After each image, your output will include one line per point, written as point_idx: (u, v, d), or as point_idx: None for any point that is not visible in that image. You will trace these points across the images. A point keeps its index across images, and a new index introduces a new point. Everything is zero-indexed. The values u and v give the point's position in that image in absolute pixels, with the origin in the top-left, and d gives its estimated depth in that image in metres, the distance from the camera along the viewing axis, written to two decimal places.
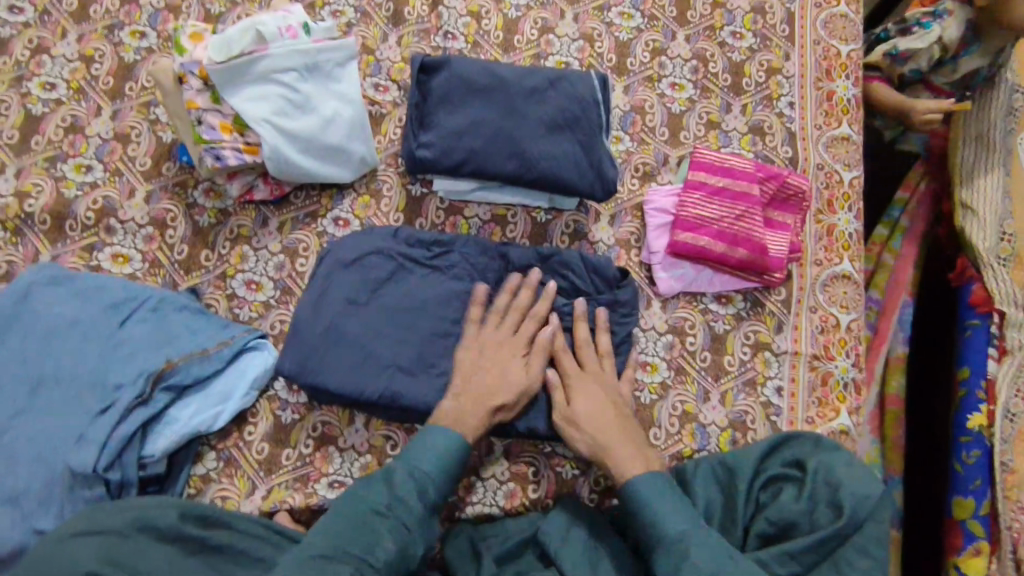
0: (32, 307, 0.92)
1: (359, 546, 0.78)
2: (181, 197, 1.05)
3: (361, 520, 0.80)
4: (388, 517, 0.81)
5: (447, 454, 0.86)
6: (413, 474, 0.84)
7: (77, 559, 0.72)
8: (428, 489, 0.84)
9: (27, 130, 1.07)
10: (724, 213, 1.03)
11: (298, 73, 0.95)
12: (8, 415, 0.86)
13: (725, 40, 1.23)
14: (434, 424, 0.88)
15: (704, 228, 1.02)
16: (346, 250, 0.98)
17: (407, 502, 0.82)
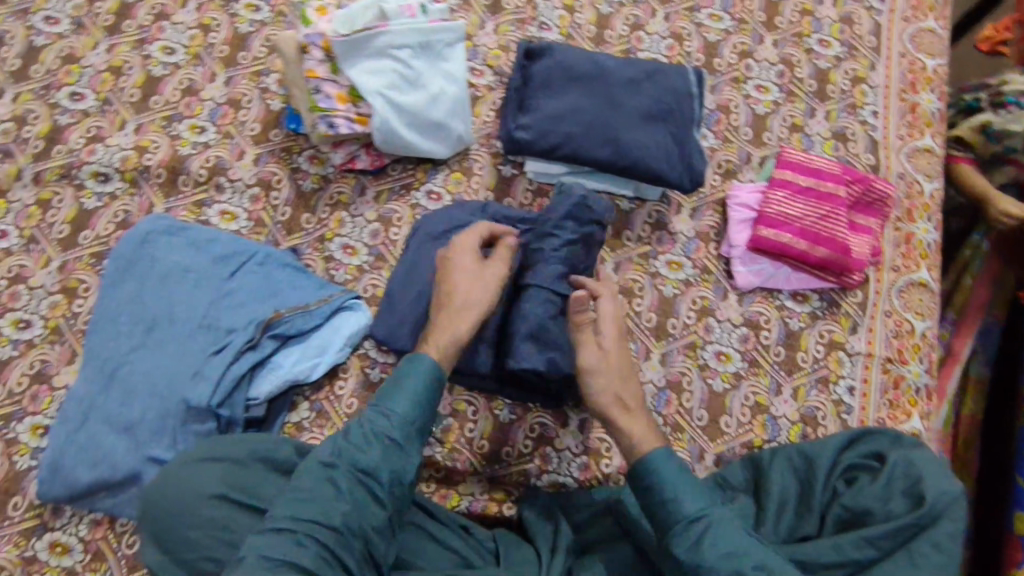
0: (150, 252, 0.99)
1: (319, 503, 0.75)
2: (286, 161, 1.11)
3: (321, 475, 0.77)
4: (344, 468, 0.78)
5: (413, 389, 0.83)
6: (380, 416, 0.81)
7: (205, 485, 0.79)
8: (393, 433, 0.80)
9: (147, 90, 1.14)
10: (807, 212, 1.05)
11: (412, 50, 1.00)
12: (127, 349, 0.92)
13: (812, 48, 1.25)
14: (409, 359, 0.86)
15: (787, 225, 1.05)
16: (435, 224, 1.05)
17: (366, 449, 0.79)
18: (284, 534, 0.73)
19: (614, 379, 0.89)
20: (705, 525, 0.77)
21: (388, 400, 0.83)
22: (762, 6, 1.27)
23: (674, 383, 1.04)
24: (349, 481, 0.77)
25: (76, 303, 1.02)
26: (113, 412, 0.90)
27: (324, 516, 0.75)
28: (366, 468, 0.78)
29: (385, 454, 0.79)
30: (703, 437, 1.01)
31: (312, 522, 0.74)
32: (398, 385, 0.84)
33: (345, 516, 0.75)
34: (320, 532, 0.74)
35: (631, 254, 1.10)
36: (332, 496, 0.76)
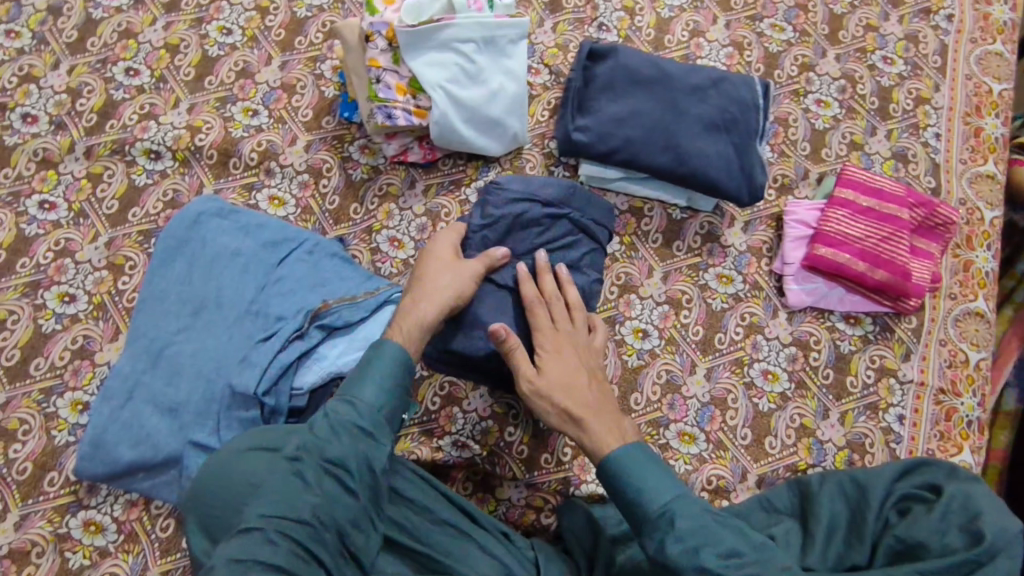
0: (201, 233, 0.98)
1: (287, 500, 0.71)
2: (338, 150, 1.10)
3: (286, 472, 0.73)
4: (311, 461, 0.74)
5: (379, 376, 0.80)
6: (344, 406, 0.77)
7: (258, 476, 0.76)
8: (359, 421, 0.76)
9: (202, 70, 1.14)
10: (867, 232, 1.03)
11: (475, 44, 0.99)
12: (173, 329, 0.92)
13: (876, 64, 1.22)
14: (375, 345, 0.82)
15: (846, 245, 1.02)
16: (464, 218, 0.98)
17: (332, 439, 0.75)
18: (251, 534, 0.68)
19: (567, 371, 0.85)
20: (670, 520, 0.73)
21: (354, 387, 0.79)
22: (826, 19, 1.24)
23: (719, 399, 1.02)
24: (316, 475, 0.73)
25: (122, 280, 1.01)
26: (157, 393, 0.89)
27: (295, 511, 0.70)
28: (334, 458, 0.73)
29: (353, 445, 0.75)
30: (746, 457, 0.99)
31: (283, 519, 0.69)
32: (364, 372, 0.80)
33: (317, 511, 0.71)
34: (289, 530, 0.69)
35: (681, 265, 1.08)
36: (300, 492, 0.71)
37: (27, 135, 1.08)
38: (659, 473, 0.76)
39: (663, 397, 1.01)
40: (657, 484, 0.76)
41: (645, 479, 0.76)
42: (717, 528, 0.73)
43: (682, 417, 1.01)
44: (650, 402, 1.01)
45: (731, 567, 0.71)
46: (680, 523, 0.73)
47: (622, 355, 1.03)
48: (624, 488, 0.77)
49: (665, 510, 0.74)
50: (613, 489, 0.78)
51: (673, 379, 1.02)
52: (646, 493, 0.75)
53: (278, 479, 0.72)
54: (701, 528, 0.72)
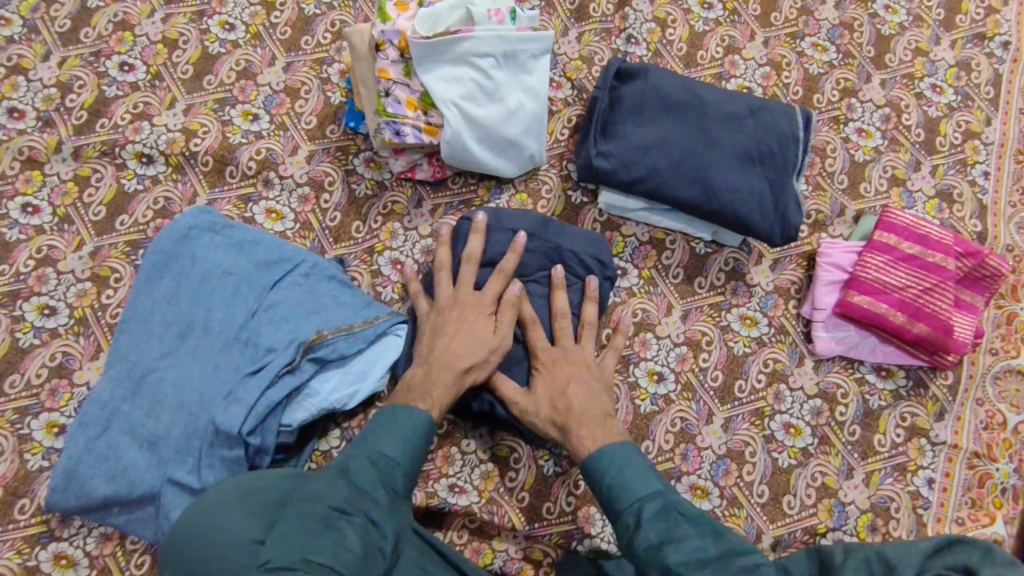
0: (190, 249, 0.92)
1: (323, 550, 0.64)
2: (342, 162, 1.03)
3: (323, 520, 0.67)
4: (354, 518, 0.68)
5: (413, 437, 0.77)
6: (376, 461, 0.74)
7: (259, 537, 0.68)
8: (399, 483, 0.74)
9: (201, 68, 1.06)
10: (907, 282, 0.95)
11: (494, 59, 0.91)
12: (157, 355, 0.86)
13: (924, 92, 1.13)
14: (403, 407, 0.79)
15: (884, 295, 0.95)
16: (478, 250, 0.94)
17: (373, 494, 0.71)
18: None
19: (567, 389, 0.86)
20: (638, 515, 0.73)
21: (388, 443, 0.76)
22: (872, 39, 1.15)
23: (735, 452, 0.95)
24: (356, 531, 0.68)
25: (106, 294, 0.95)
26: (136, 424, 0.84)
27: (329, 561, 0.64)
28: (376, 515, 0.70)
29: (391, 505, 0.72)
30: (762, 516, 0.93)
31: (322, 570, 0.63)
32: (394, 424, 0.77)
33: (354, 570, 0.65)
34: None
35: (702, 304, 1.01)
36: (338, 544, 0.65)
37: (12, 132, 1.02)
38: (638, 471, 0.76)
39: (676, 447, 0.95)
40: (633, 480, 0.75)
41: (623, 475, 0.76)
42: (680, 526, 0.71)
43: (695, 469, 0.94)
44: (662, 451, 0.95)
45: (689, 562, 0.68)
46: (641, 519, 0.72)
47: (634, 399, 0.96)
48: (601, 486, 0.77)
49: (635, 505, 0.74)
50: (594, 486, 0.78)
51: (688, 427, 0.96)
52: (619, 490, 0.75)
53: (315, 527, 0.66)
54: (662, 526, 0.71)
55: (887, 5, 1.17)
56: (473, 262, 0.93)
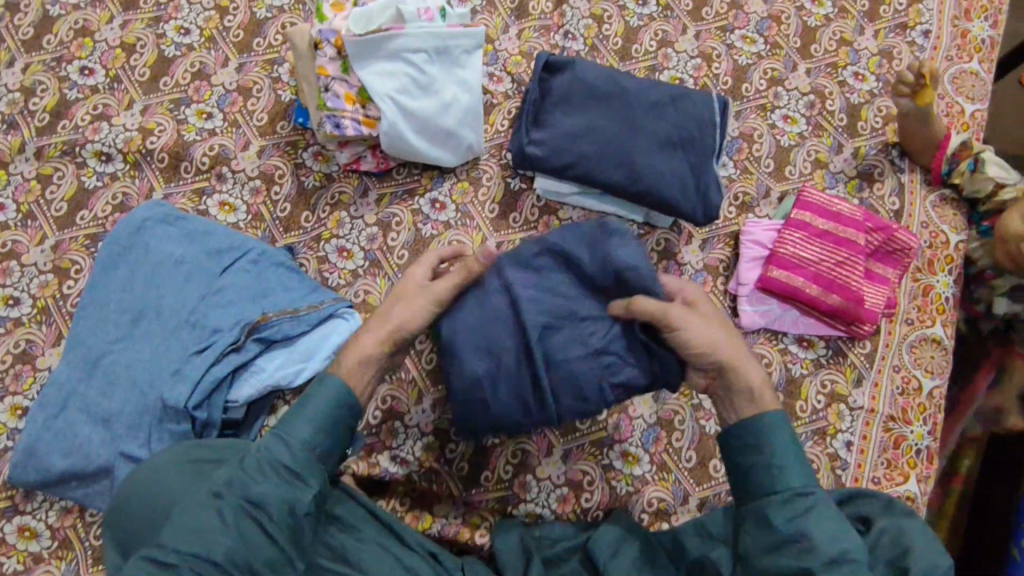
0: (145, 239, 0.98)
1: (197, 536, 0.67)
2: (291, 156, 1.08)
3: (199, 513, 0.69)
4: (231, 500, 0.69)
5: (322, 415, 0.75)
6: (275, 444, 0.73)
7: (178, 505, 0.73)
8: (286, 458, 0.72)
9: (157, 70, 1.12)
10: (822, 256, 1.02)
11: (427, 55, 0.96)
12: (112, 338, 0.92)
13: (846, 80, 1.19)
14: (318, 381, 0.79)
15: (801, 269, 1.01)
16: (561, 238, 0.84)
17: (257, 478, 0.70)
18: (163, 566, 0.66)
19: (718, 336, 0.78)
20: (811, 502, 0.70)
21: (291, 424, 0.75)
22: (798, 31, 1.21)
23: (666, 420, 1.00)
24: (229, 527, 0.68)
25: (67, 284, 1.01)
26: (91, 402, 0.89)
27: (202, 550, 0.67)
28: (257, 499, 0.69)
29: (277, 488, 0.71)
30: (689, 480, 0.98)
31: (191, 559, 0.66)
32: (303, 406, 0.76)
33: (228, 553, 0.67)
34: (200, 566, 0.66)
35: None
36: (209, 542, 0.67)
37: None
38: (798, 457, 0.73)
39: (610, 417, 1.00)
40: (794, 481, 0.71)
41: (785, 458, 0.72)
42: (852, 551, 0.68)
43: (627, 437, 0.99)
44: (596, 420, 0.99)
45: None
46: (814, 535, 0.68)
47: None
48: (767, 464, 0.72)
49: (808, 493, 0.70)
50: (745, 465, 0.74)
51: None
52: (786, 494, 0.70)
53: (193, 518, 0.68)
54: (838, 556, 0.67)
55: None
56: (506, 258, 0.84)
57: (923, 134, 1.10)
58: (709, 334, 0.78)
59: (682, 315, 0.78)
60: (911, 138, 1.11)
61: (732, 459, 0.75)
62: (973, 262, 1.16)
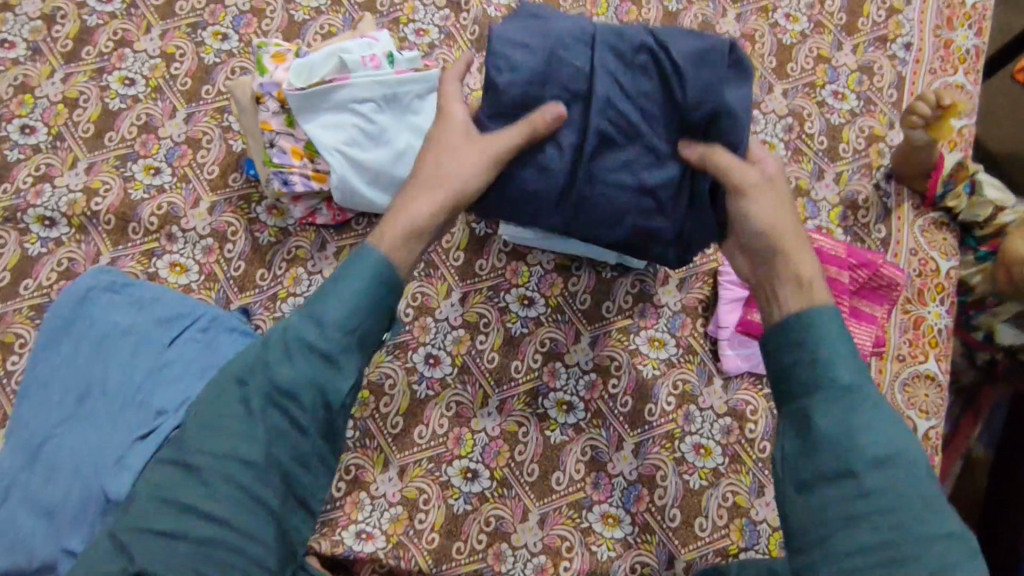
0: (89, 310, 0.92)
1: (222, 438, 0.70)
2: (244, 211, 1.03)
3: (234, 383, 0.73)
4: (258, 387, 0.71)
5: (358, 288, 0.73)
6: (308, 324, 0.72)
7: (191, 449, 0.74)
8: (322, 346, 0.71)
9: (101, 126, 1.07)
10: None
11: (375, 103, 0.90)
12: (53, 421, 0.86)
13: (826, 99, 1.13)
14: (358, 251, 0.75)
15: None
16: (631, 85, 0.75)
17: (286, 364, 0.71)
18: (179, 474, 0.70)
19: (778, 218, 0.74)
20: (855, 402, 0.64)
21: (325, 298, 0.73)
22: (773, 49, 1.15)
23: (646, 477, 0.96)
24: (282, 345, 0.72)
25: (11, 360, 0.96)
26: (31, 493, 0.83)
27: (225, 453, 0.70)
28: (284, 387, 0.70)
29: (340, 296, 0.72)
30: (674, 541, 0.93)
31: (209, 457, 0.70)
32: (342, 276, 0.74)
33: (248, 454, 0.70)
34: (222, 463, 0.69)
35: (610, 328, 1.01)
36: (274, 355, 0.72)
37: None
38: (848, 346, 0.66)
39: (587, 476, 0.96)
40: (845, 376, 0.65)
41: (837, 347, 0.66)
42: (902, 460, 0.62)
43: (606, 497, 0.95)
44: (573, 481, 0.96)
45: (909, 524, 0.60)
46: (862, 441, 0.62)
47: (544, 431, 0.98)
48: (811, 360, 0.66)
49: (852, 389, 0.64)
50: (788, 365, 0.67)
51: (598, 456, 0.97)
52: (834, 402, 0.64)
53: (220, 415, 0.72)
54: (883, 464, 0.62)
55: (788, 14, 1.17)
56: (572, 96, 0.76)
57: (920, 162, 1.03)
58: (772, 220, 0.74)
59: (755, 186, 0.74)
60: (905, 165, 1.05)
61: (774, 359, 0.69)
62: (970, 288, 1.14)
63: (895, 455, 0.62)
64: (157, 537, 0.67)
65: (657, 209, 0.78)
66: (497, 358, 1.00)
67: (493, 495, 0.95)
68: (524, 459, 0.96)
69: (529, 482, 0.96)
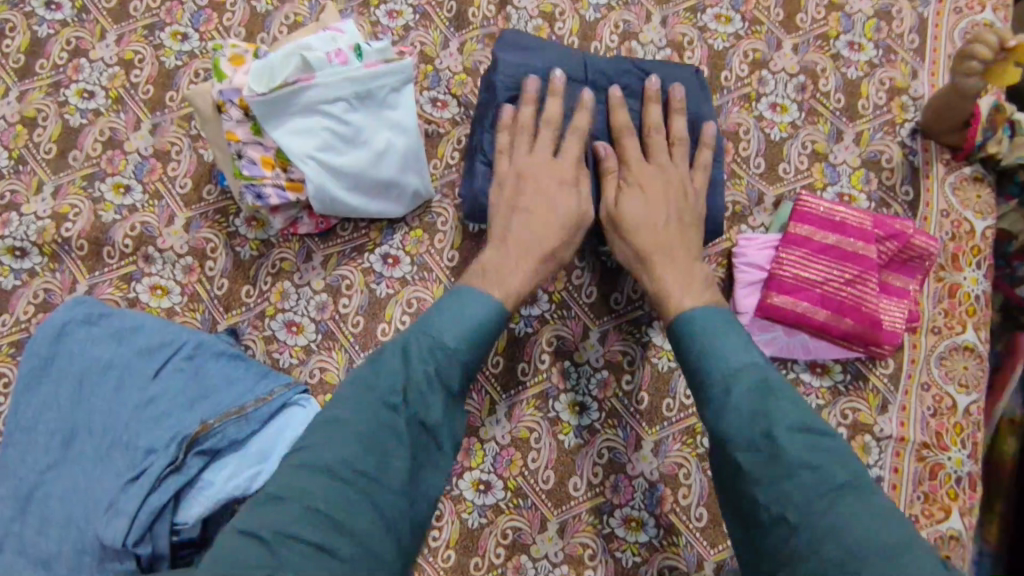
0: (67, 347, 0.88)
1: (379, 460, 0.71)
2: (222, 225, 0.97)
3: (372, 397, 0.74)
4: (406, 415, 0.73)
5: (472, 322, 0.79)
6: (435, 347, 0.76)
7: (311, 492, 0.68)
8: (454, 371, 0.76)
9: (64, 144, 1.01)
10: (828, 275, 0.90)
11: (347, 102, 0.84)
12: (43, 467, 0.83)
13: (840, 52, 1.03)
14: (465, 288, 0.81)
15: (804, 292, 0.90)
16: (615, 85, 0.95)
17: (430, 394, 0.75)
18: (317, 516, 0.67)
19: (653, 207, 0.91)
20: (732, 387, 0.73)
21: (449, 322, 0.78)
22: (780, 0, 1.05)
23: (668, 476, 0.90)
24: (426, 373, 0.75)
25: None
26: (27, 543, 0.80)
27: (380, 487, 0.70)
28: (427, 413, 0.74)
29: (462, 332, 0.77)
30: (702, 541, 0.88)
31: (370, 492, 0.69)
32: (454, 305, 0.79)
33: (390, 483, 0.71)
34: (385, 494, 0.70)
35: (621, 322, 0.95)
36: (409, 383, 0.74)
37: None
38: (737, 337, 0.76)
39: (606, 479, 0.90)
40: (737, 362, 0.73)
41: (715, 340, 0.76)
42: (841, 484, 0.65)
43: (628, 500, 0.90)
44: (591, 485, 0.90)
45: (861, 542, 0.61)
46: (733, 446, 0.70)
47: (557, 435, 0.92)
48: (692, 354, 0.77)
49: (741, 373, 0.73)
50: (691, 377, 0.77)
51: (616, 457, 0.91)
52: (762, 454, 0.68)
53: (357, 431, 0.72)
54: (820, 497, 0.64)
55: None
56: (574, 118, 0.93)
57: (953, 115, 0.94)
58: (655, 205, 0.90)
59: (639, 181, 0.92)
60: (937, 119, 0.96)
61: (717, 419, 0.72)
62: (1015, 238, 1.05)
63: (830, 481, 0.65)
64: (254, 564, 0.64)
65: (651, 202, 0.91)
66: (502, 361, 0.94)
67: (509, 506, 0.90)
68: (538, 466, 0.91)
69: (545, 490, 0.90)
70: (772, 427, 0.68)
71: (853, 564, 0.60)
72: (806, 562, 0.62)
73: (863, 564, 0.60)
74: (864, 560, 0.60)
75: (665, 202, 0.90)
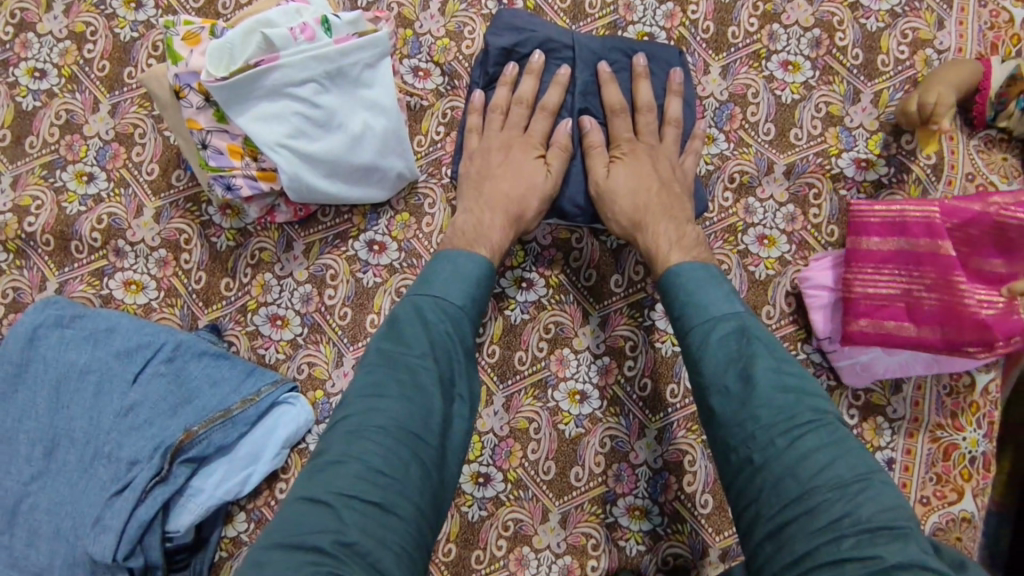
0: (40, 352, 0.84)
1: (419, 418, 0.67)
2: (195, 214, 0.91)
3: (402, 360, 0.70)
4: (434, 374, 0.70)
5: (475, 284, 0.76)
6: (440, 310, 0.73)
7: (367, 456, 0.64)
8: (467, 329, 0.74)
9: (19, 130, 0.94)
10: (905, 285, 0.83)
11: (318, 83, 0.77)
12: (25, 480, 0.80)
13: (860, 0, 0.94)
14: (462, 250, 0.78)
15: (885, 310, 0.83)
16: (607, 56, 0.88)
17: (454, 357, 0.72)
18: (373, 477, 0.63)
19: (639, 176, 0.84)
20: (711, 328, 0.70)
21: (458, 281, 0.75)
22: None
23: (673, 464, 0.88)
24: (445, 332, 0.72)
25: None
26: (16, 558, 0.78)
27: (422, 442, 0.67)
28: (454, 374, 0.72)
29: (467, 291, 0.75)
30: (708, 529, 0.87)
31: (414, 446, 0.66)
32: (456, 267, 0.76)
33: (432, 440, 0.67)
34: (428, 454, 0.67)
35: (621, 305, 0.90)
36: (432, 344, 0.71)
37: None
38: (716, 289, 0.73)
39: (608, 469, 0.88)
40: (720, 310, 0.71)
41: (693, 294, 0.73)
42: (808, 422, 0.63)
43: (631, 489, 0.88)
44: (593, 475, 0.88)
45: (823, 477, 0.60)
46: (712, 397, 0.68)
47: (557, 425, 0.89)
48: (675, 303, 0.74)
49: (736, 318, 0.70)
50: (681, 330, 0.72)
51: (618, 446, 0.88)
52: (731, 397, 0.66)
53: (399, 391, 0.68)
54: (781, 432, 0.63)
55: None
56: (561, 85, 0.87)
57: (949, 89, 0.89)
58: (647, 172, 0.84)
59: (632, 150, 0.86)
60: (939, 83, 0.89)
61: (697, 369, 0.69)
62: None
63: (794, 419, 0.63)
64: (320, 528, 0.60)
65: (642, 173, 0.84)
66: (498, 350, 0.90)
67: (509, 498, 0.88)
68: (538, 457, 0.88)
69: (545, 481, 0.88)
70: (748, 369, 0.66)
71: (805, 496, 0.60)
72: (764, 499, 0.62)
73: (816, 497, 0.60)
74: (818, 492, 0.60)
75: (653, 174, 0.85)
